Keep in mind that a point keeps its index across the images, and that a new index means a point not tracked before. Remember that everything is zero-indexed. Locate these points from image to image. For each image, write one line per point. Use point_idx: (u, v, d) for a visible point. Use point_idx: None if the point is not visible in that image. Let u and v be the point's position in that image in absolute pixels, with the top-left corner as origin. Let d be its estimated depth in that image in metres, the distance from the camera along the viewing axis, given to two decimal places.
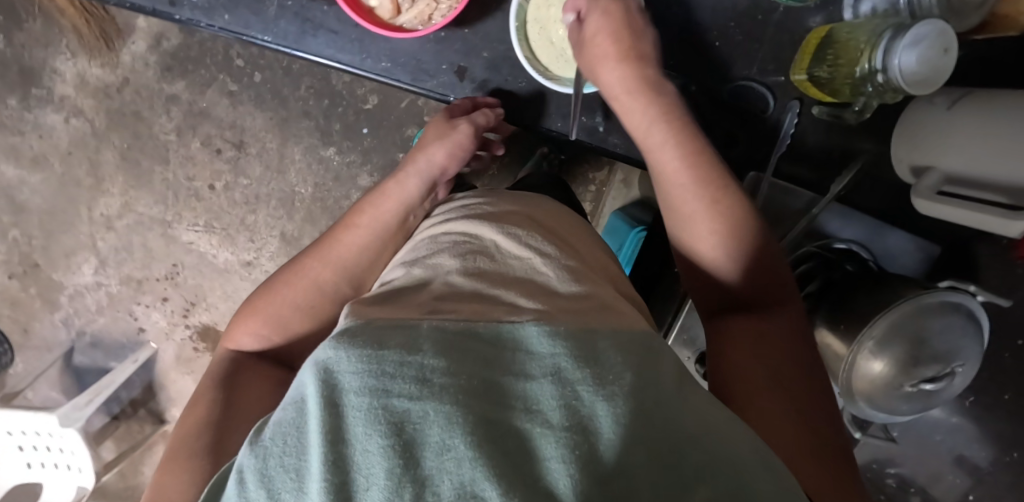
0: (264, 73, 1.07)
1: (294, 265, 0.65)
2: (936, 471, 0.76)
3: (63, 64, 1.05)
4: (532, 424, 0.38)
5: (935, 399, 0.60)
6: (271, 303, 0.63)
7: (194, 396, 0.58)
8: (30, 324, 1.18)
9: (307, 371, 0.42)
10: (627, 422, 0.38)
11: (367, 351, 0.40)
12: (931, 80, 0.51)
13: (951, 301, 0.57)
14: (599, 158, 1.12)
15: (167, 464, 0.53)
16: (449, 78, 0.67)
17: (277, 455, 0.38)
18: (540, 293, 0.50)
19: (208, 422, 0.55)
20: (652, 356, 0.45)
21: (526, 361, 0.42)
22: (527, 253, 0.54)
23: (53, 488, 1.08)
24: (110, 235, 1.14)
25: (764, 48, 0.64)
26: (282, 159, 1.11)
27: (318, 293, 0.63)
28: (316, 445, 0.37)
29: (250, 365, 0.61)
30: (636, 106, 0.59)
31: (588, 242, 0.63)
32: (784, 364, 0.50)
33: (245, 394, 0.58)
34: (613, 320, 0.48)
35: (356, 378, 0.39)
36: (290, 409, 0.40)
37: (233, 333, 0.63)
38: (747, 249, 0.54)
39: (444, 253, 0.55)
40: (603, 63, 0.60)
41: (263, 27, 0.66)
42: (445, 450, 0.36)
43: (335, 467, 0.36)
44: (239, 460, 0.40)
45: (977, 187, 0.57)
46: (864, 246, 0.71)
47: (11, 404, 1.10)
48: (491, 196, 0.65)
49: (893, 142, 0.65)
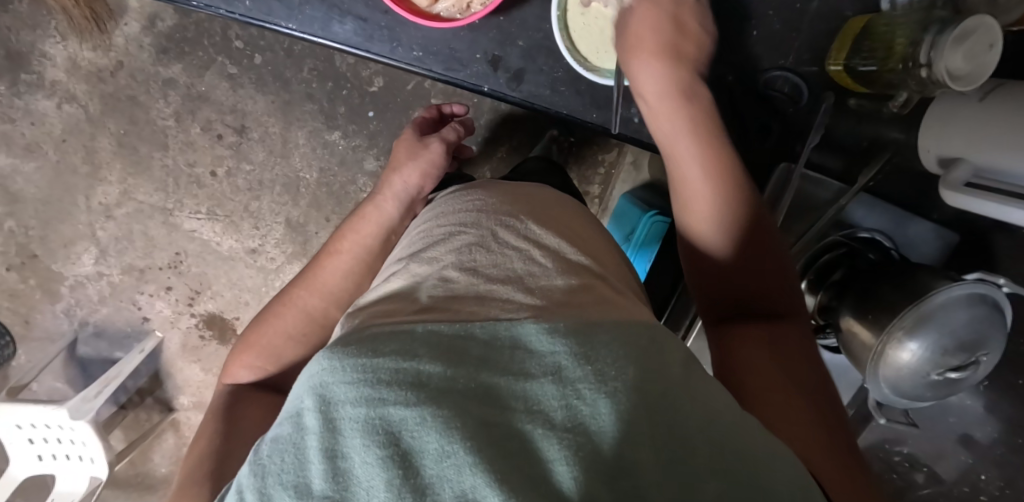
0: (265, 55, 1.04)
1: (282, 296, 0.68)
2: (940, 449, 0.81)
3: (52, 48, 1.00)
4: (531, 423, 0.38)
5: (959, 385, 0.61)
6: (262, 336, 0.66)
7: (199, 430, 0.61)
8: (31, 316, 1.16)
9: (302, 386, 0.43)
10: (630, 417, 0.38)
11: (360, 360, 0.41)
12: (973, 77, 0.53)
13: (978, 292, 0.59)
14: (608, 140, 1.11)
15: (179, 494, 0.55)
16: (482, 68, 0.65)
17: (276, 471, 0.38)
18: (535, 286, 0.50)
19: (211, 452, 0.58)
20: (656, 345, 0.45)
21: (527, 358, 0.42)
22: (524, 245, 0.54)
23: (67, 479, 1.08)
24: (109, 224, 1.11)
25: (802, 37, 0.64)
26: (286, 143, 1.08)
27: (308, 319, 0.67)
28: (315, 461, 0.38)
29: (248, 394, 0.64)
30: (667, 101, 0.58)
31: (593, 234, 0.63)
32: (796, 367, 0.51)
33: (247, 422, 0.61)
34: (613, 313, 0.48)
35: (353, 390, 0.40)
36: (287, 425, 0.41)
37: (228, 368, 0.67)
38: (754, 257, 0.55)
39: (438, 247, 0.55)
40: (640, 62, 0.58)
41: (287, 14, 0.64)
42: (444, 457, 0.36)
43: (336, 482, 0.36)
44: (240, 479, 0.40)
45: (1000, 180, 0.57)
46: (886, 235, 0.75)
47: (18, 397, 1.09)
48: (482, 188, 0.65)
49: (920, 132, 0.66)
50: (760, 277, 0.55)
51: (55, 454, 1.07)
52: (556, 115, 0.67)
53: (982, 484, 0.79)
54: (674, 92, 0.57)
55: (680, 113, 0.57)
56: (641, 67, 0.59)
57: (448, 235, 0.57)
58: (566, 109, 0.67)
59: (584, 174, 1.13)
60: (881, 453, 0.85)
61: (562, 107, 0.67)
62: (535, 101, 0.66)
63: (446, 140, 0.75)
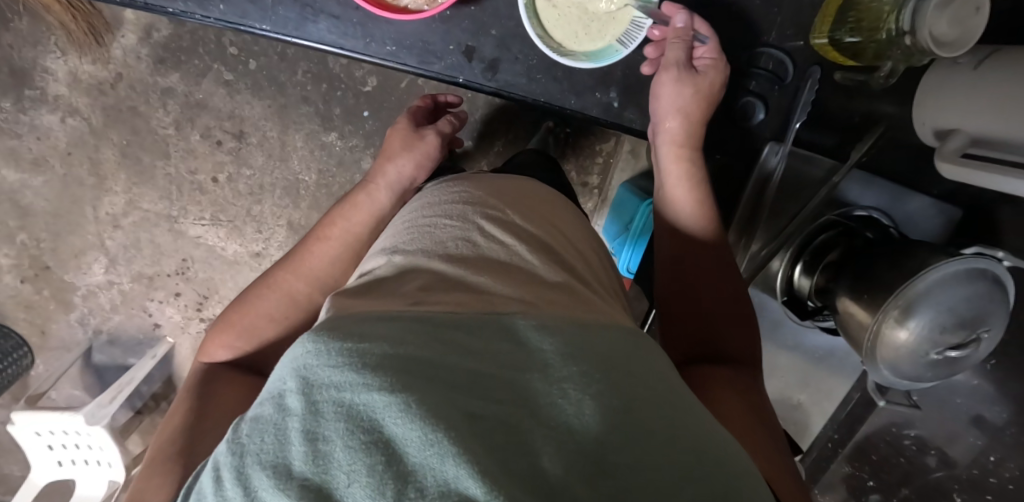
0: (259, 60, 1.05)
1: (266, 278, 0.68)
2: (951, 431, 0.80)
3: (53, 63, 1.02)
4: (519, 416, 0.36)
5: (961, 364, 0.59)
6: (244, 317, 0.66)
7: (172, 408, 0.60)
8: (48, 326, 1.19)
9: (284, 367, 0.40)
10: (615, 418, 0.37)
11: (347, 344, 0.38)
12: (961, 42, 0.53)
13: (977, 268, 0.57)
14: (605, 129, 1.09)
15: (148, 471, 0.54)
16: (457, 58, 0.66)
17: (255, 451, 0.35)
18: (523, 280, 0.49)
19: (184, 427, 0.58)
20: (639, 349, 0.45)
21: (515, 354, 0.41)
22: (511, 239, 0.53)
23: (88, 483, 1.11)
24: (117, 233, 1.13)
25: (784, 12, 0.65)
26: (284, 146, 1.09)
27: (291, 303, 0.67)
28: (296, 442, 0.34)
29: (224, 374, 0.63)
30: (683, 127, 0.64)
31: (575, 228, 0.61)
32: (753, 401, 0.55)
33: (222, 399, 0.61)
34: (597, 314, 0.47)
35: (338, 374, 0.36)
36: (268, 405, 0.38)
37: (206, 346, 0.66)
38: (735, 305, 0.62)
39: (425, 239, 0.53)
40: (668, 114, 0.65)
41: (261, 15, 0.64)
42: (427, 444, 0.33)
43: (316, 464, 0.33)
44: (216, 456, 0.37)
45: (998, 148, 0.55)
46: (884, 212, 0.76)
47: (38, 406, 1.12)
48: (464, 181, 0.62)
49: (915, 106, 0.65)
50: (735, 320, 0.61)
51: (74, 460, 1.10)
52: (535, 104, 0.68)
53: (992, 466, 0.77)
54: (693, 121, 0.64)
55: (688, 171, 0.64)
56: (678, 85, 0.64)
57: (434, 226, 0.55)
58: (543, 97, 0.68)
59: (582, 164, 1.12)
60: (889, 437, 0.85)
61: (540, 95, 0.68)
62: (512, 89, 0.67)
63: (440, 132, 0.77)
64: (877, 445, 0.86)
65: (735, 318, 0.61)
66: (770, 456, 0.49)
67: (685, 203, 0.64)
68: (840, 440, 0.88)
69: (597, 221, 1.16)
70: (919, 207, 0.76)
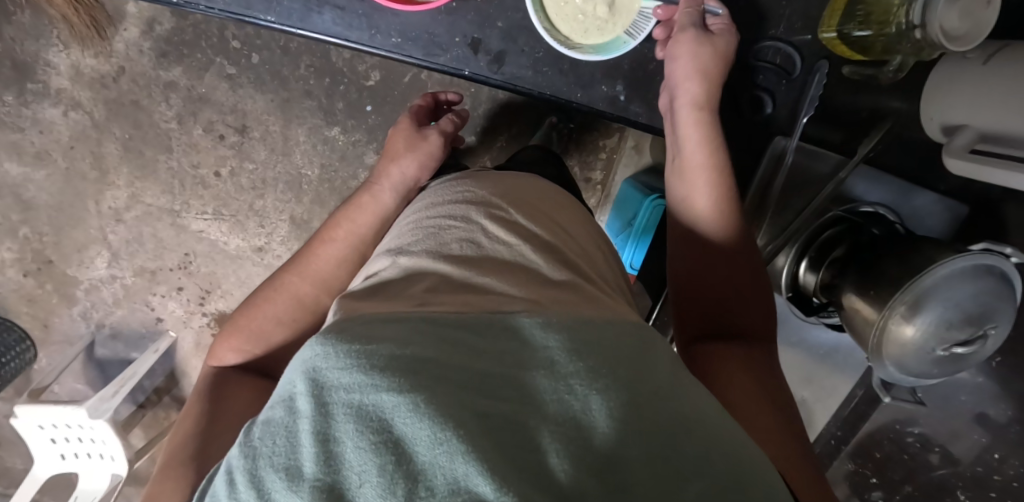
0: (263, 54, 1.04)
1: (273, 281, 0.68)
2: (956, 429, 0.80)
3: (56, 57, 1.02)
4: (526, 414, 0.36)
5: (967, 361, 0.59)
6: (252, 320, 0.66)
7: (184, 412, 0.60)
8: (50, 320, 1.19)
9: (293, 370, 0.39)
10: (625, 416, 0.36)
11: (355, 346, 0.38)
12: (971, 36, 0.53)
13: (984, 263, 0.57)
14: (608, 124, 1.09)
15: (161, 474, 0.54)
16: (462, 51, 0.66)
17: (267, 454, 0.35)
18: (529, 280, 0.49)
19: (196, 431, 0.58)
20: (645, 343, 0.44)
21: (521, 353, 0.40)
22: (514, 240, 0.52)
23: (90, 477, 1.11)
24: (119, 227, 1.13)
25: (792, 6, 0.64)
26: (287, 140, 1.09)
27: (299, 305, 0.67)
28: (307, 444, 0.34)
29: (233, 378, 0.63)
30: (696, 90, 0.62)
31: (580, 226, 0.61)
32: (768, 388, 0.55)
33: (234, 402, 0.61)
34: (601, 309, 0.46)
35: (347, 375, 0.36)
36: (279, 409, 0.38)
37: (214, 350, 0.66)
38: (747, 297, 0.61)
39: (429, 241, 0.53)
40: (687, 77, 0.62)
41: (265, 7, 0.64)
42: (436, 444, 0.33)
43: (328, 465, 0.33)
44: (229, 460, 0.37)
45: (1005, 144, 0.55)
46: (890, 208, 0.75)
47: (41, 400, 1.13)
48: (470, 180, 0.62)
49: (924, 101, 0.64)
50: (746, 312, 0.61)
51: (77, 453, 1.10)
52: (541, 96, 0.68)
53: (995, 463, 0.76)
54: (702, 82, 0.62)
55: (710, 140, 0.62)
56: (693, 46, 0.61)
57: (438, 227, 0.54)
58: (550, 90, 0.68)
59: (585, 159, 1.11)
60: (893, 434, 0.85)
61: (546, 88, 0.67)
62: (519, 82, 0.67)
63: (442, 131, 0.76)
64: (880, 442, 0.86)
65: (744, 313, 0.61)
66: (787, 447, 0.50)
67: (699, 168, 0.61)
68: (842, 438, 0.88)
69: (600, 217, 1.16)
70: (925, 203, 0.76)
